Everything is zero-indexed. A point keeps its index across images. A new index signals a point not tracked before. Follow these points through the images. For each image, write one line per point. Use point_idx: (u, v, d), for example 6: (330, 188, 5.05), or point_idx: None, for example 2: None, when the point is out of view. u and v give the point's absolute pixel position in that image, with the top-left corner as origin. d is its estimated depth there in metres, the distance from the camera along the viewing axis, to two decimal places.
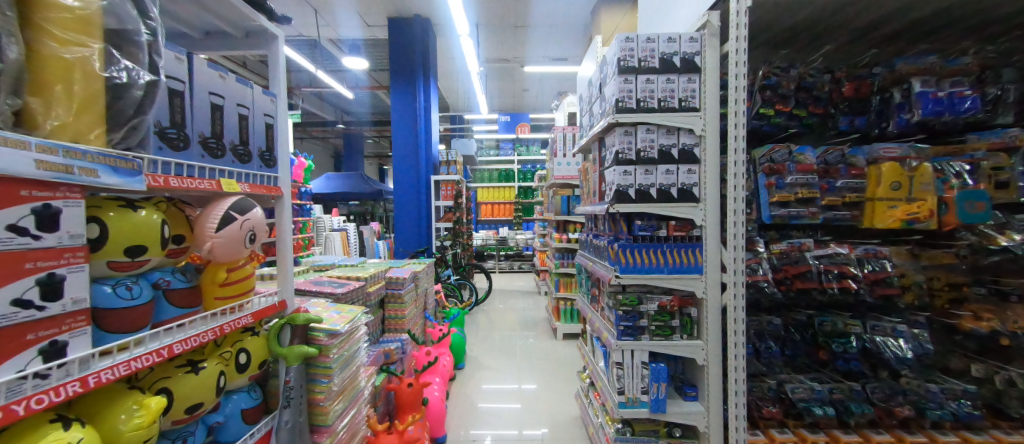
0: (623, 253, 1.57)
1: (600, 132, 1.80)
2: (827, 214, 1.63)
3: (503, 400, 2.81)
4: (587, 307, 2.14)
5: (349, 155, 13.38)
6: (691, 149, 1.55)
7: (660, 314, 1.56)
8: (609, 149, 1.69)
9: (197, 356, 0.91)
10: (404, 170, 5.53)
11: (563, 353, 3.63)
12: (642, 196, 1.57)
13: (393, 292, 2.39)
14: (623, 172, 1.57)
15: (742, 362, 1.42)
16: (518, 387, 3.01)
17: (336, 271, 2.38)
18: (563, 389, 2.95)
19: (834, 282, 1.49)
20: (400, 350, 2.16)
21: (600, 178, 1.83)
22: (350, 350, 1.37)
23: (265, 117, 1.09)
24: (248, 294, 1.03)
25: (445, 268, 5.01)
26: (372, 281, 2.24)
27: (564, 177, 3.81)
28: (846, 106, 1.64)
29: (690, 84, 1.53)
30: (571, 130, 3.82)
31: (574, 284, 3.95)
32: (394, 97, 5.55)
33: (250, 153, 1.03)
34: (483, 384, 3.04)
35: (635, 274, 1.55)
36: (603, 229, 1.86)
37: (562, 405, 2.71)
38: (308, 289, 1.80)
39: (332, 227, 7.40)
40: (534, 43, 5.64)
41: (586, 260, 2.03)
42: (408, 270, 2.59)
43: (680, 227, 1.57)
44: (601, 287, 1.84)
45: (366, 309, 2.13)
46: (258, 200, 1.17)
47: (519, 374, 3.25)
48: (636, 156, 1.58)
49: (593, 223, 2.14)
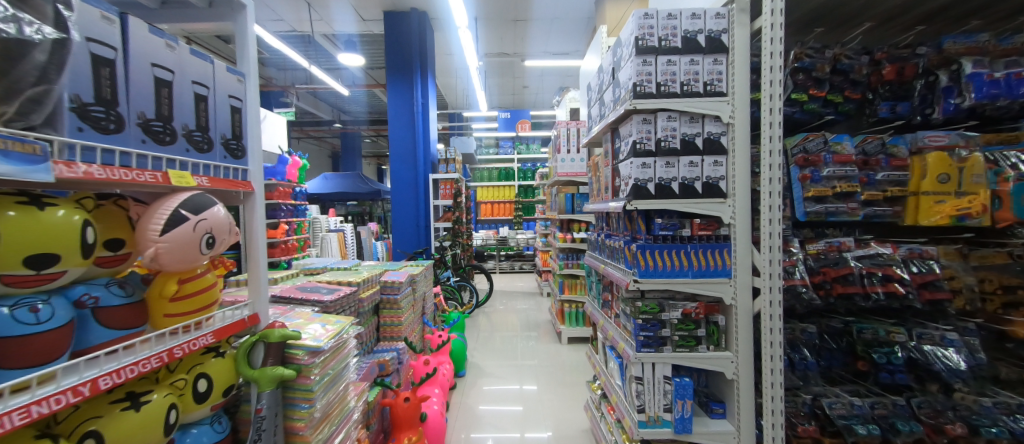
0: (643, 255, 1.40)
1: (613, 122, 1.64)
2: (867, 210, 1.45)
3: (505, 401, 2.74)
4: (599, 313, 1.98)
5: (346, 155, 13.24)
6: (717, 138, 1.39)
7: (684, 323, 1.41)
8: (624, 140, 1.53)
9: (141, 387, 0.74)
10: (402, 168, 5.35)
11: (568, 357, 3.47)
12: (663, 192, 1.41)
13: (389, 298, 2.22)
14: (641, 164, 1.41)
15: (779, 377, 1.27)
16: (520, 388, 2.95)
17: (327, 275, 2.21)
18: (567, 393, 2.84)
19: (879, 286, 1.33)
20: (395, 360, 2.00)
21: (614, 172, 1.67)
22: (339, 367, 1.20)
23: (230, 99, 0.93)
24: (210, 308, 0.87)
25: (444, 269, 4.84)
26: (366, 286, 2.07)
27: (568, 174, 3.64)
28: (887, 90, 1.48)
29: (715, 66, 1.37)
30: (576, 125, 3.65)
31: (578, 286, 3.75)
32: (392, 93, 5.34)
33: (210, 141, 0.87)
34: (485, 386, 2.97)
35: (656, 278, 1.39)
36: (616, 229, 1.71)
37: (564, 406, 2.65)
38: (292, 296, 1.63)
39: (329, 228, 7.23)
40: (535, 36, 5.46)
41: (597, 263, 1.88)
42: (404, 274, 2.42)
43: (705, 226, 1.40)
44: (615, 292, 1.68)
45: (359, 317, 1.96)
46: (225, 197, 1.00)
47: (520, 374, 3.20)
48: (655, 146, 1.42)
49: (604, 223, 1.98)
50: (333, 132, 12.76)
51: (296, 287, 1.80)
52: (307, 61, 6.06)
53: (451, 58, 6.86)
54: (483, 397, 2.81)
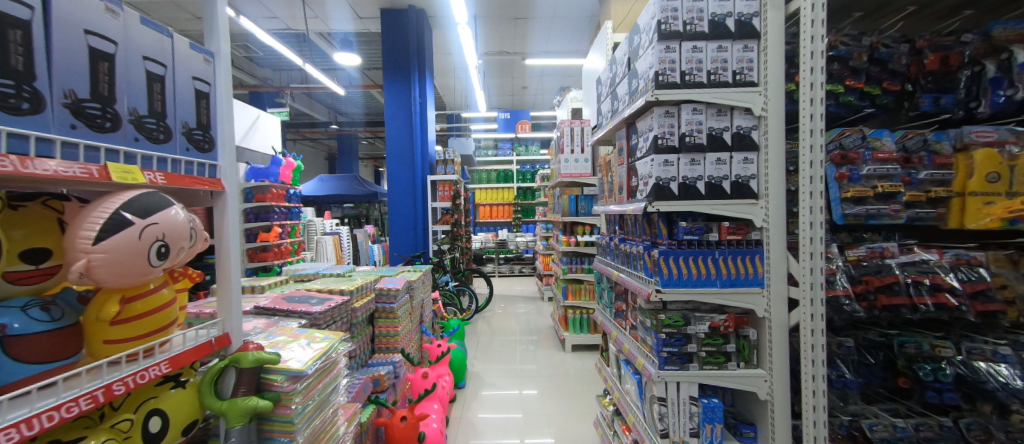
0: (666, 262, 1.26)
1: (629, 117, 1.51)
2: (910, 212, 1.32)
3: (504, 408, 2.66)
4: (611, 324, 1.84)
5: (342, 156, 13.08)
6: (747, 132, 1.26)
7: (711, 337, 1.26)
8: (642, 135, 1.40)
9: (72, 434, 0.59)
10: (398, 170, 5.20)
11: (573, 366, 3.31)
12: (688, 192, 1.28)
13: (385, 307, 2.07)
14: (663, 162, 1.28)
15: (821, 399, 1.13)
16: (519, 393, 2.89)
17: (318, 283, 2.06)
18: (566, 394, 2.85)
19: (928, 297, 1.19)
20: (391, 375, 1.85)
21: (629, 171, 1.54)
22: (326, 390, 1.06)
23: (194, 81, 0.79)
24: (167, 330, 0.72)
25: (442, 274, 4.64)
26: (359, 294, 1.92)
27: (572, 175, 3.50)
28: (930, 81, 1.35)
29: (745, 53, 1.24)
30: (580, 124, 3.51)
31: (583, 292, 3.57)
32: (388, 93, 5.20)
33: (167, 129, 0.72)
34: (483, 391, 2.90)
35: (680, 288, 1.25)
36: (632, 233, 1.57)
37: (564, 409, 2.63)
38: (276, 307, 1.48)
39: (324, 231, 7.07)
40: (536, 35, 5.36)
41: (609, 271, 1.74)
42: (401, 281, 2.28)
43: (735, 230, 1.26)
44: (632, 302, 1.54)
45: (351, 328, 1.81)
46: (190, 198, 0.86)
47: (519, 379, 3.13)
48: (679, 142, 1.29)
49: (616, 227, 1.84)
50: (329, 133, 12.59)
51: (282, 297, 1.65)
52: (302, 59, 5.90)
53: (450, 58, 6.73)
54: (481, 403, 2.73)
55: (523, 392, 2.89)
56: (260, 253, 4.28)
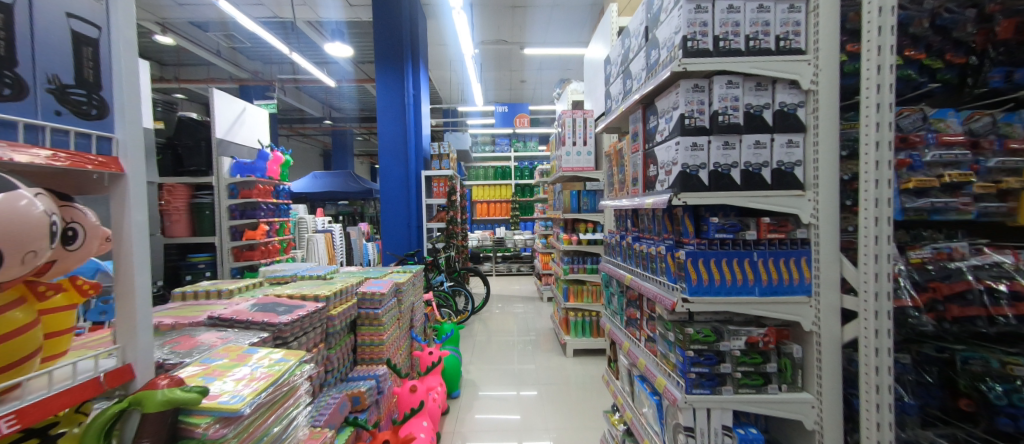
0: (694, 265, 1.05)
1: (646, 95, 1.30)
2: (980, 206, 1.11)
3: (503, 409, 2.55)
4: (622, 333, 1.61)
5: (337, 153, 12.84)
6: (793, 110, 1.05)
7: (748, 355, 1.06)
8: (664, 116, 1.19)
9: None
10: (391, 163, 4.96)
11: (575, 372, 3.10)
12: (720, 182, 1.07)
13: (368, 313, 1.87)
14: (691, 146, 1.07)
15: (885, 432, 0.93)
16: (517, 394, 2.78)
17: (292, 286, 1.84)
18: (567, 399, 2.68)
19: (1008, 308, 0.99)
20: (373, 390, 1.64)
21: (646, 159, 1.33)
22: (278, 427, 0.83)
23: (68, 20, 0.55)
24: (23, 364, 0.50)
25: (437, 273, 4.43)
26: (339, 299, 1.71)
27: (573, 169, 3.30)
28: (1003, 52, 1.15)
29: (791, 14, 1.04)
30: (583, 114, 3.26)
31: (585, 293, 3.37)
32: (380, 83, 4.94)
33: (18, 83, 0.48)
34: (482, 391, 2.82)
35: (711, 296, 1.05)
36: (649, 230, 1.36)
37: (566, 412, 2.50)
38: (233, 317, 1.26)
39: (315, 229, 6.83)
40: (535, 24, 5.15)
41: (622, 274, 1.52)
42: (388, 283, 2.07)
43: (778, 226, 1.05)
44: (649, 310, 1.33)
45: (329, 339, 1.60)
46: (77, 187, 0.62)
47: (518, 379, 3.03)
48: (710, 122, 1.07)
49: (627, 224, 1.63)
50: (322, 129, 12.32)
51: (245, 304, 1.42)
52: (288, 48, 5.63)
53: (445, 49, 6.53)
54: (479, 405, 2.62)
55: (523, 400, 2.70)
56: (246, 251, 4.03)
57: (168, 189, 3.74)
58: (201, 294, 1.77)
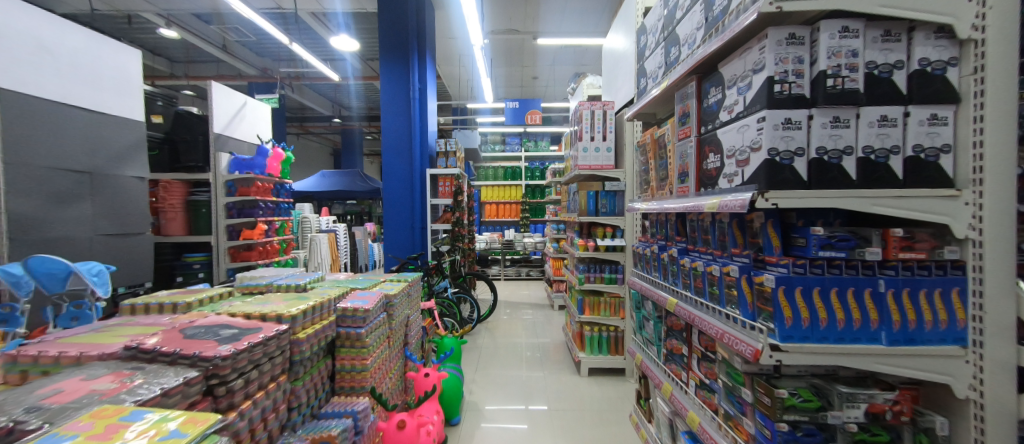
0: (790, 298, 0.72)
1: (705, 60, 0.96)
2: None
3: (509, 419, 2.44)
4: (660, 371, 1.26)
5: (346, 153, 12.75)
6: (942, 70, 0.71)
7: (869, 432, 0.71)
8: (735, 85, 0.85)
9: None
10: (394, 159, 4.69)
11: (591, 393, 2.76)
12: (827, 176, 0.73)
13: (349, 333, 1.56)
14: (783, 123, 0.74)
15: None
16: (526, 406, 2.61)
17: (260, 301, 1.55)
18: (579, 414, 2.49)
19: None
20: (350, 432, 1.33)
21: (702, 149, 1.00)
22: None
23: None
24: None
25: (441, 279, 4.08)
26: (311, 317, 1.41)
27: (591, 168, 2.97)
28: None
29: None
30: (602, 106, 2.93)
31: (602, 306, 3.00)
32: (383, 75, 4.67)
33: None
34: (487, 404, 2.65)
35: (814, 344, 0.71)
36: (705, 242, 1.03)
37: (578, 426, 2.34)
38: (157, 348, 0.97)
39: (319, 229, 6.61)
40: (550, 13, 4.84)
41: (663, 296, 1.18)
42: (375, 296, 1.77)
43: (916, 243, 0.71)
44: (709, 350, 0.98)
45: (295, 367, 1.30)
46: None
47: (528, 391, 2.85)
48: (812, 89, 0.74)
49: (667, 231, 1.30)
50: (331, 128, 12.20)
51: (184, 327, 1.13)
52: (290, 39, 5.39)
53: (454, 43, 6.28)
54: (485, 415, 2.50)
55: (532, 413, 2.53)
56: (244, 251, 3.76)
57: (162, 185, 3.53)
58: (155, 308, 1.49)
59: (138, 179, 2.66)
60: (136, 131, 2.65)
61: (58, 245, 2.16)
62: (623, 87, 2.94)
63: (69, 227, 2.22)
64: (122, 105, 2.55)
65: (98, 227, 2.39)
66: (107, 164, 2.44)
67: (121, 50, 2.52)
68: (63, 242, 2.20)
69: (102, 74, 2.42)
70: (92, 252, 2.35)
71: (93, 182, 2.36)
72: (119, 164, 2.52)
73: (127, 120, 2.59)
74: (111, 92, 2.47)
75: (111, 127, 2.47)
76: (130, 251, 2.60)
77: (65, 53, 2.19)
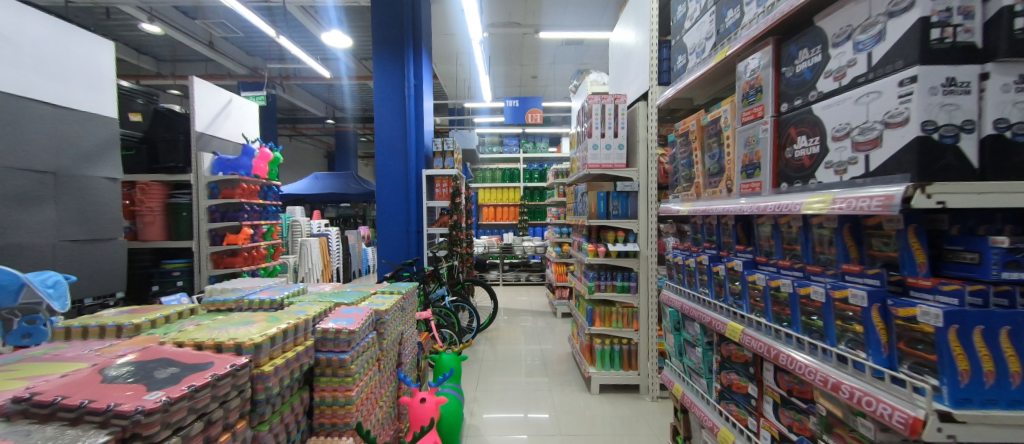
0: (965, 340, 0.47)
1: (790, 15, 0.74)
2: None
3: (509, 430, 2.33)
4: (710, 410, 1.01)
5: (340, 155, 12.47)
6: None
7: None
8: (850, 40, 0.62)
9: None
10: (388, 160, 4.45)
11: (603, 412, 2.51)
12: (1009, 164, 0.49)
13: (330, 359, 1.30)
14: (944, 85, 0.50)
15: None
16: (525, 415, 2.51)
17: (228, 318, 1.29)
18: (581, 421, 2.41)
19: None
20: None
21: (786, 132, 0.76)
22: None
23: None
24: None
25: (438, 286, 3.79)
26: (284, 345, 1.15)
27: (601, 166, 2.73)
28: None
29: None
30: (613, 100, 2.70)
31: (614, 317, 2.76)
32: (377, 70, 4.44)
33: None
34: (486, 413, 2.54)
35: (1004, 411, 0.46)
36: (799, 253, 0.78)
37: (582, 432, 2.28)
38: (58, 401, 0.71)
39: (309, 233, 6.31)
40: (552, 6, 4.64)
41: (720, 321, 0.94)
42: (363, 312, 1.51)
43: None
44: (802, 396, 0.73)
45: (261, 408, 1.04)
46: None
47: (528, 400, 2.72)
48: (987, 35, 0.50)
49: (725, 239, 1.05)
50: (324, 129, 11.92)
51: (109, 366, 0.86)
52: (277, 33, 5.10)
53: (451, 40, 6.05)
54: (485, 425, 2.39)
55: (532, 422, 2.43)
56: (227, 257, 3.46)
57: (140, 187, 3.19)
58: (95, 331, 1.22)
59: (110, 182, 2.34)
60: (108, 128, 2.34)
61: (13, 253, 1.83)
62: (635, 79, 2.71)
63: (27, 234, 1.90)
64: (91, 100, 2.24)
65: (63, 232, 2.07)
66: (74, 165, 2.13)
67: (92, 41, 2.24)
68: (22, 250, 1.88)
69: (70, 66, 2.12)
70: (54, 261, 2.01)
71: (57, 184, 2.06)
72: (89, 164, 2.21)
73: (100, 117, 2.29)
74: (79, 86, 2.17)
75: (78, 123, 2.16)
76: (100, 259, 2.26)
77: (27, 44, 1.92)
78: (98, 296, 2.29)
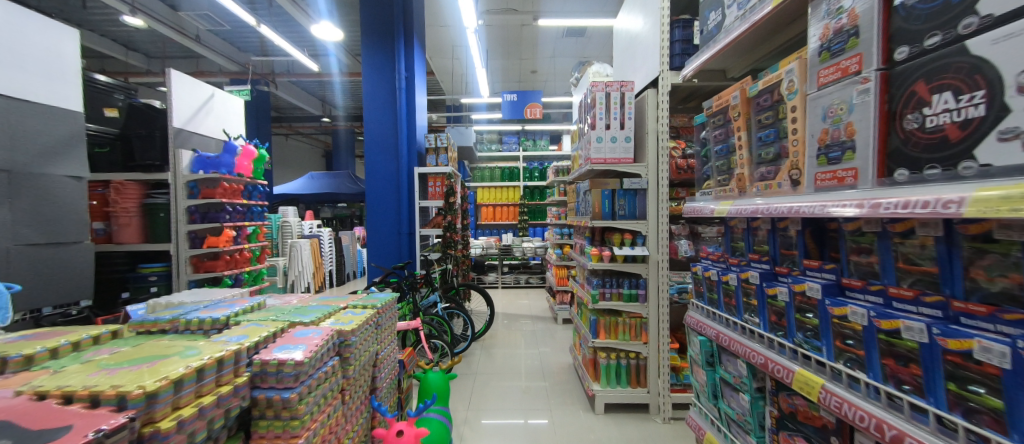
0: None
1: None
2: None
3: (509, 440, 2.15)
4: None
5: (336, 154, 12.23)
6: None
7: None
8: None
9: None
10: (377, 157, 4.18)
11: (608, 434, 2.22)
12: None
13: (270, 398, 1.03)
14: None
15: None
16: (525, 422, 2.36)
17: (147, 346, 1.02)
18: (582, 429, 2.27)
19: None
20: None
21: (906, 88, 0.50)
22: None
23: None
24: None
25: (431, 292, 3.53)
26: (199, 387, 0.87)
27: (606, 162, 2.44)
28: None
29: None
30: (619, 87, 2.42)
31: (620, 329, 2.48)
32: (366, 61, 4.17)
33: None
34: (484, 419, 2.38)
35: None
36: (937, 279, 0.50)
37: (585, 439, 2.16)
38: None
39: (300, 234, 6.05)
40: None
41: (782, 365, 0.68)
42: (321, 335, 1.24)
43: None
44: None
45: None
46: None
47: (525, 403, 2.58)
48: None
49: (787, 250, 0.79)
50: (320, 128, 11.68)
51: None
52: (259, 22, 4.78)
53: (446, 31, 5.78)
54: (479, 433, 2.22)
55: (532, 429, 2.29)
56: (208, 261, 3.12)
57: (115, 187, 2.86)
58: None
59: (74, 180, 2.00)
60: (72, 124, 1.99)
61: None
62: (642, 65, 2.44)
63: None
64: (52, 92, 1.90)
65: (17, 236, 1.75)
66: (31, 161, 1.79)
67: (55, 28, 1.91)
68: None
69: (25, 51, 1.78)
70: (5, 269, 1.68)
71: (12, 182, 1.73)
72: (48, 161, 1.88)
73: (60, 110, 1.93)
74: (36, 75, 1.82)
75: (36, 117, 1.82)
76: (57, 265, 1.90)
77: None
78: (60, 303, 1.94)
